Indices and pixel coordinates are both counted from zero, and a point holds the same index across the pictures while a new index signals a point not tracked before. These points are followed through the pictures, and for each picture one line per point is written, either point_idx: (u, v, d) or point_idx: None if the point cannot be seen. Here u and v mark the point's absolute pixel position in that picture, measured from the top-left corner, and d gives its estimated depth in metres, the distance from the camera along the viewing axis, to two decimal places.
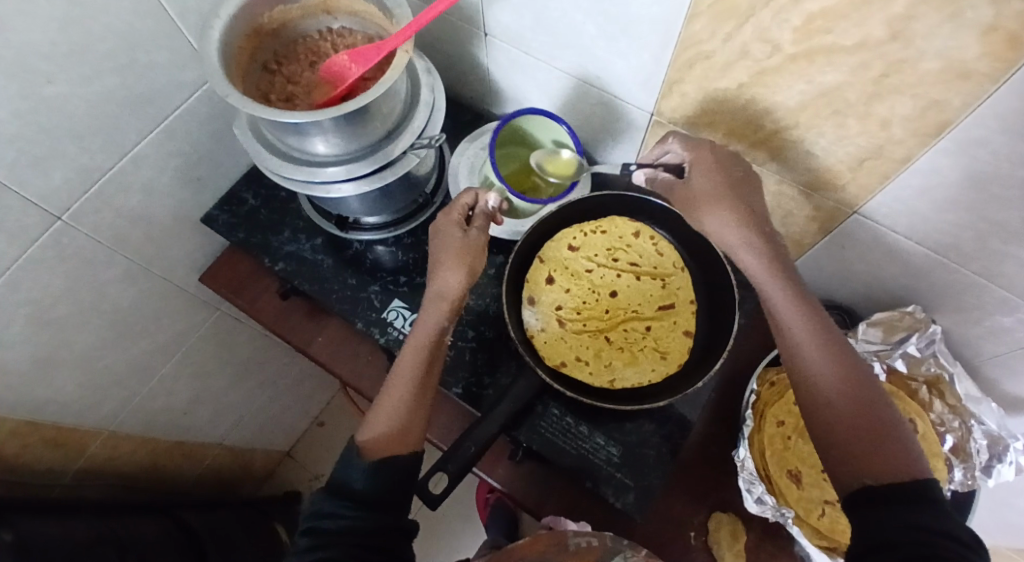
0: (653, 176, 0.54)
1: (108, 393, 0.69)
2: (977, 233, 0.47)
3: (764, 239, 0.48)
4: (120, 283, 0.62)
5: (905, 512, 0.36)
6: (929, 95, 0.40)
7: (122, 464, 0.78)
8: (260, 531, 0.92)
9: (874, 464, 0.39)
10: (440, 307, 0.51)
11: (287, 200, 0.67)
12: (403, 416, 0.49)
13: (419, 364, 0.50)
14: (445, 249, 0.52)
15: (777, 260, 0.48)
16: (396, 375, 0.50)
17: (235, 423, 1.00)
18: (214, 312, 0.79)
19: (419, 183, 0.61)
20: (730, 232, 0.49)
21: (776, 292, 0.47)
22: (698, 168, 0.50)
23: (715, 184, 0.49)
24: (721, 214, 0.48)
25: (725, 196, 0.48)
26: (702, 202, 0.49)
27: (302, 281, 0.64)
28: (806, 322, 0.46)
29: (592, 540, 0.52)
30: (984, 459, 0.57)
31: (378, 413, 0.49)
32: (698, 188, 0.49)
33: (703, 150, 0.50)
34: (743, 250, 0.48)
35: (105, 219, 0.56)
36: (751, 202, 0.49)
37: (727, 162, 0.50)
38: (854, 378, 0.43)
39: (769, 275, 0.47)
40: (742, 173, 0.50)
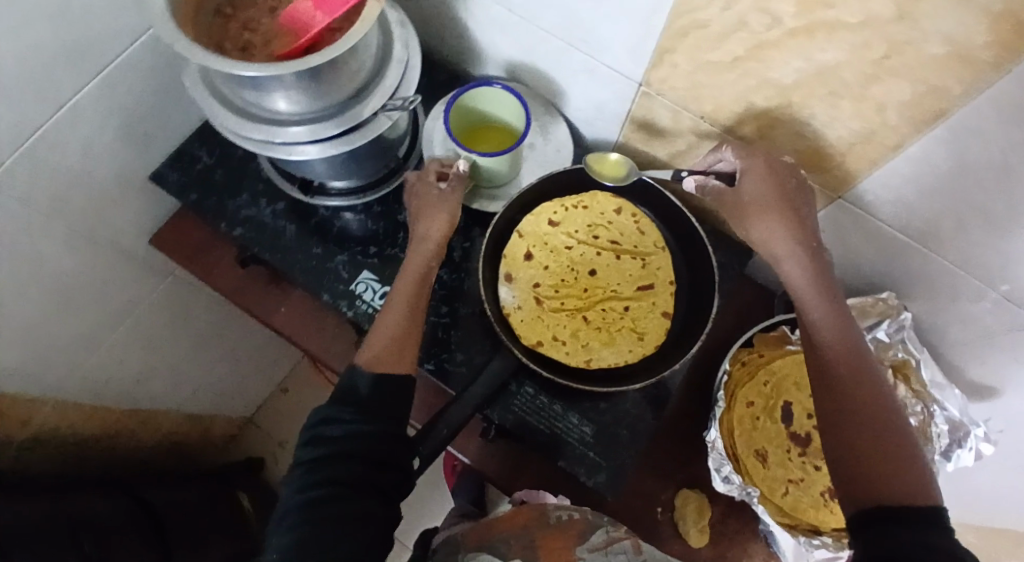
0: (704, 183, 0.53)
1: (53, 360, 0.68)
2: (961, 225, 0.46)
3: (811, 255, 0.49)
4: (62, 246, 0.60)
5: (918, 531, 0.35)
6: (930, 80, 0.38)
7: (72, 434, 0.78)
8: (220, 500, 0.97)
9: (891, 485, 0.38)
10: (427, 247, 0.53)
11: (244, 161, 0.65)
12: (398, 342, 0.49)
13: (415, 304, 0.51)
14: (423, 206, 0.54)
15: (824, 278, 0.48)
16: (388, 309, 0.51)
17: (195, 388, 1.02)
18: (167, 277, 0.79)
19: (390, 148, 0.59)
20: (778, 243, 0.49)
21: (817, 307, 0.47)
22: (752, 175, 0.49)
23: (767, 193, 0.49)
24: (770, 221, 0.49)
25: (772, 201, 0.49)
26: (750, 209, 0.50)
27: (264, 249, 0.62)
28: (841, 339, 0.46)
29: (573, 514, 0.52)
30: (946, 443, 0.58)
31: (376, 335, 0.49)
32: (745, 195, 0.50)
33: (756, 157, 0.49)
34: (788, 262, 0.49)
35: (42, 177, 0.53)
36: (804, 215, 0.49)
37: (782, 172, 0.49)
38: (883, 403, 0.42)
39: (810, 288, 0.48)
40: (796, 184, 0.49)
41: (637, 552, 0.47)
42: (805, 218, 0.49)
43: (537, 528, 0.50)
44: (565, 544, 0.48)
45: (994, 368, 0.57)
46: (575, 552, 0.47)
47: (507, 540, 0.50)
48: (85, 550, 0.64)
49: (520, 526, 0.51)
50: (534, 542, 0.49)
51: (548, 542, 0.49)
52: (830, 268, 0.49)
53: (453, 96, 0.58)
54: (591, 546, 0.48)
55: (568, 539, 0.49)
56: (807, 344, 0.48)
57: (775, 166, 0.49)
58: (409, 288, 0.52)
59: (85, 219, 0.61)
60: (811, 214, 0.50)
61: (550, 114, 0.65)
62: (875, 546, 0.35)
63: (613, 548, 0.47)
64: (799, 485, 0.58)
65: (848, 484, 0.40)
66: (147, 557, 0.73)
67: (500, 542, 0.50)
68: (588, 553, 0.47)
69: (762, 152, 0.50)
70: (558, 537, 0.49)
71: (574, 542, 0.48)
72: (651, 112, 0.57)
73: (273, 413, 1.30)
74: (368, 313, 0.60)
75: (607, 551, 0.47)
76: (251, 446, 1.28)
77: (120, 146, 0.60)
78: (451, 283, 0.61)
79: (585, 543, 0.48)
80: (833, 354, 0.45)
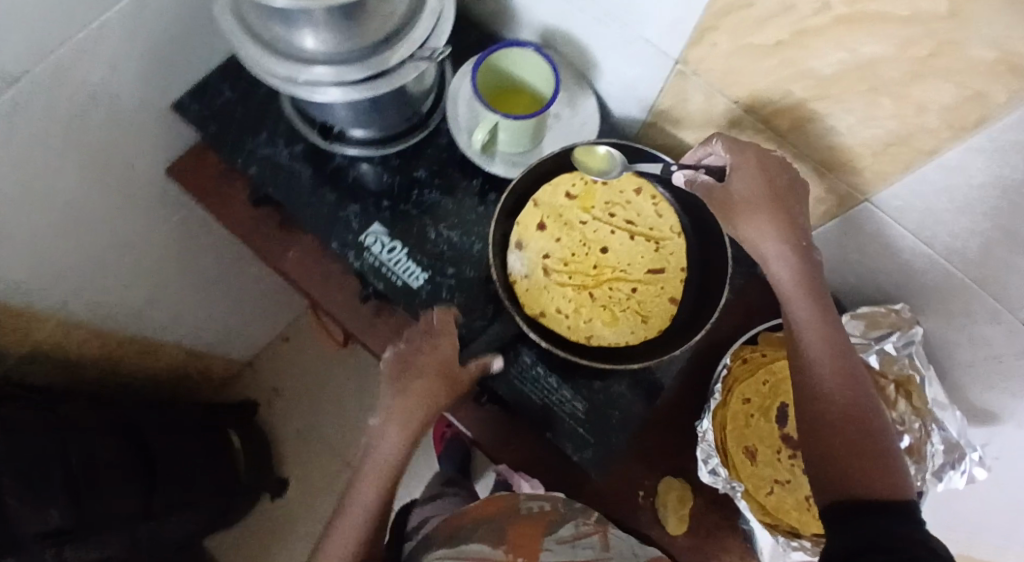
0: (693, 178, 0.52)
1: (60, 279, 0.69)
2: (987, 242, 0.45)
3: (799, 255, 0.47)
4: (79, 163, 0.60)
5: (903, 521, 0.36)
6: (974, 86, 0.36)
7: (70, 352, 0.79)
8: (213, 438, 0.99)
9: (864, 479, 0.40)
10: (399, 438, 0.53)
11: (266, 99, 0.64)
12: (357, 547, 0.52)
13: (374, 511, 0.53)
14: (401, 404, 0.53)
15: (808, 279, 0.47)
16: (356, 492, 0.53)
17: (198, 325, 1.03)
18: (180, 210, 0.79)
19: (413, 101, 0.58)
20: (766, 245, 0.48)
21: (802, 311, 0.47)
22: (741, 173, 0.48)
23: (759, 192, 0.47)
24: (762, 221, 0.47)
25: (763, 202, 0.47)
26: (742, 208, 0.48)
27: (277, 189, 0.61)
28: (825, 343, 0.45)
29: (544, 505, 0.55)
30: (939, 462, 0.57)
31: (335, 538, 0.53)
32: (736, 194, 0.48)
33: (747, 156, 0.48)
34: (775, 262, 0.48)
35: (65, 94, 0.53)
36: (796, 216, 0.48)
37: (773, 169, 0.48)
38: (859, 404, 0.43)
39: (795, 290, 0.47)
40: (788, 183, 0.48)
41: (603, 548, 0.52)
42: (796, 218, 0.48)
43: (507, 518, 0.54)
44: (534, 532, 0.52)
45: (998, 394, 0.56)
46: (542, 541, 0.51)
47: (477, 526, 0.54)
48: (71, 467, 0.66)
49: (489, 516, 0.55)
50: (503, 529, 0.53)
51: (516, 532, 0.53)
52: (818, 268, 0.48)
53: (483, 55, 0.56)
54: (559, 538, 0.52)
55: (537, 528, 0.53)
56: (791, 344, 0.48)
57: (766, 162, 0.48)
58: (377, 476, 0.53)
59: (103, 140, 0.61)
60: (803, 216, 0.48)
61: (580, 85, 0.64)
62: (862, 539, 0.36)
63: (581, 542, 0.52)
64: (785, 486, 0.57)
65: (827, 482, 0.42)
66: (135, 478, 0.74)
67: (471, 528, 0.54)
68: (557, 545, 0.51)
69: (752, 149, 0.48)
70: (527, 526, 0.53)
71: (544, 531, 0.52)
72: (683, 92, 0.56)
73: (272, 360, 1.32)
74: (374, 265, 0.59)
75: (574, 544, 0.51)
76: (246, 389, 1.30)
77: (144, 71, 0.60)
78: (460, 246, 0.60)
79: (554, 534, 0.52)
80: (814, 357, 0.45)
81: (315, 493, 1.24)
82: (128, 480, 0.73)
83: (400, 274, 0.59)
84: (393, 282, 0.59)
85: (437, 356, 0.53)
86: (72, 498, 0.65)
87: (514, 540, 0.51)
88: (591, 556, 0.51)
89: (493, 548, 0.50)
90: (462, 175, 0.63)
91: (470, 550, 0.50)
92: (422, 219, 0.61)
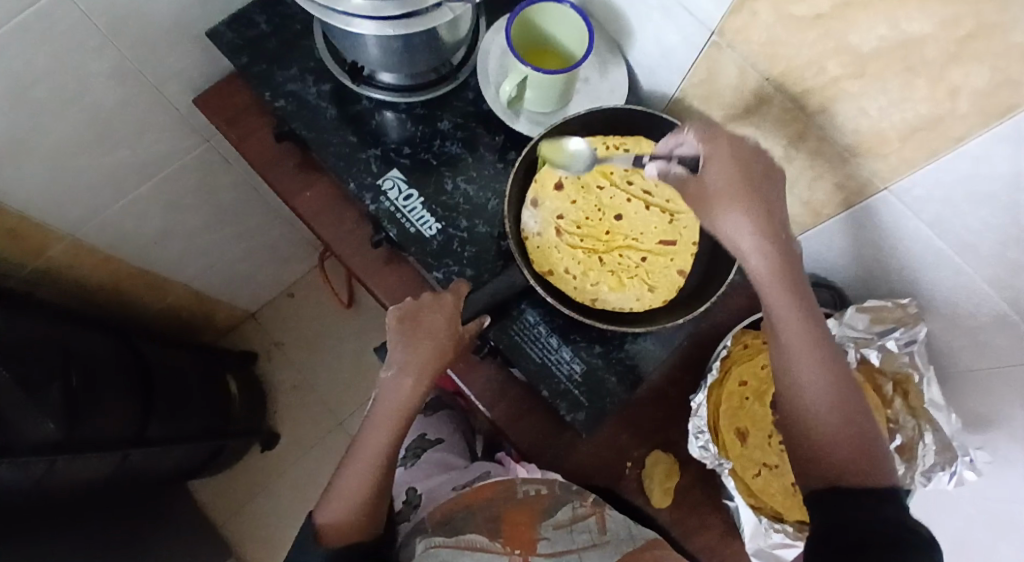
0: (666, 170, 0.49)
1: (79, 197, 0.70)
2: (1005, 239, 0.44)
3: (779, 250, 0.44)
4: (109, 78, 0.61)
5: (880, 505, 0.41)
6: (1009, 71, 0.36)
7: (81, 275, 0.80)
8: (212, 379, 1.00)
9: (850, 470, 0.43)
10: (402, 395, 0.49)
11: (300, 36, 0.65)
12: (362, 504, 0.50)
13: (377, 470, 0.50)
14: (410, 362, 0.49)
15: (787, 271, 0.44)
16: (361, 449, 0.50)
17: (207, 265, 1.04)
18: (203, 143, 0.80)
19: (444, 48, 0.58)
20: (745, 240, 0.44)
21: (782, 308, 0.44)
22: (716, 163, 0.44)
23: (735, 184, 0.43)
24: (741, 216, 0.44)
25: (740, 193, 0.43)
26: (720, 203, 0.44)
27: (301, 126, 0.62)
28: (806, 337, 0.44)
29: (540, 489, 0.56)
30: (930, 463, 0.56)
31: (337, 497, 0.50)
32: (710, 186, 0.44)
33: (720, 142, 0.45)
34: (753, 259, 0.44)
35: (105, 5, 0.54)
36: (773, 204, 0.44)
37: (745, 153, 0.44)
38: (842, 396, 0.44)
39: (775, 288, 0.44)
40: (761, 168, 0.44)
41: (601, 533, 0.53)
42: (773, 206, 0.44)
43: (501, 502, 0.56)
44: (529, 520, 0.55)
45: (995, 402, 0.55)
46: (540, 527, 0.54)
47: (473, 512, 0.56)
48: (71, 384, 0.67)
49: (485, 498, 0.57)
50: (498, 515, 0.55)
51: (511, 517, 0.55)
52: (796, 258, 0.45)
53: (519, 8, 0.57)
54: (556, 524, 0.54)
55: (533, 515, 0.55)
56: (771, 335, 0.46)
57: (739, 148, 0.44)
58: (383, 432, 0.50)
59: (136, 59, 0.62)
60: (778, 203, 0.44)
61: (612, 55, 0.65)
62: (832, 519, 0.42)
63: (578, 526, 0.54)
64: (772, 470, 0.58)
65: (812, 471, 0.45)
66: (131, 400, 0.76)
67: (464, 515, 0.55)
68: (552, 531, 0.54)
69: (726, 135, 0.45)
70: (523, 512, 0.55)
71: (540, 518, 0.54)
72: (716, 64, 0.55)
73: (276, 312, 1.33)
74: (389, 211, 0.59)
75: (571, 529, 0.54)
76: (247, 339, 1.31)
77: None
78: (475, 200, 0.61)
79: (551, 519, 0.54)
80: (795, 355, 0.45)
81: (306, 447, 1.25)
82: (123, 405, 0.74)
83: (414, 222, 0.59)
84: (406, 229, 0.59)
85: (440, 311, 0.50)
86: (68, 413, 0.65)
87: (511, 529, 0.54)
88: (587, 541, 0.53)
89: (492, 539, 0.53)
90: (484, 131, 0.63)
91: (470, 541, 0.53)
92: (440, 170, 0.62)
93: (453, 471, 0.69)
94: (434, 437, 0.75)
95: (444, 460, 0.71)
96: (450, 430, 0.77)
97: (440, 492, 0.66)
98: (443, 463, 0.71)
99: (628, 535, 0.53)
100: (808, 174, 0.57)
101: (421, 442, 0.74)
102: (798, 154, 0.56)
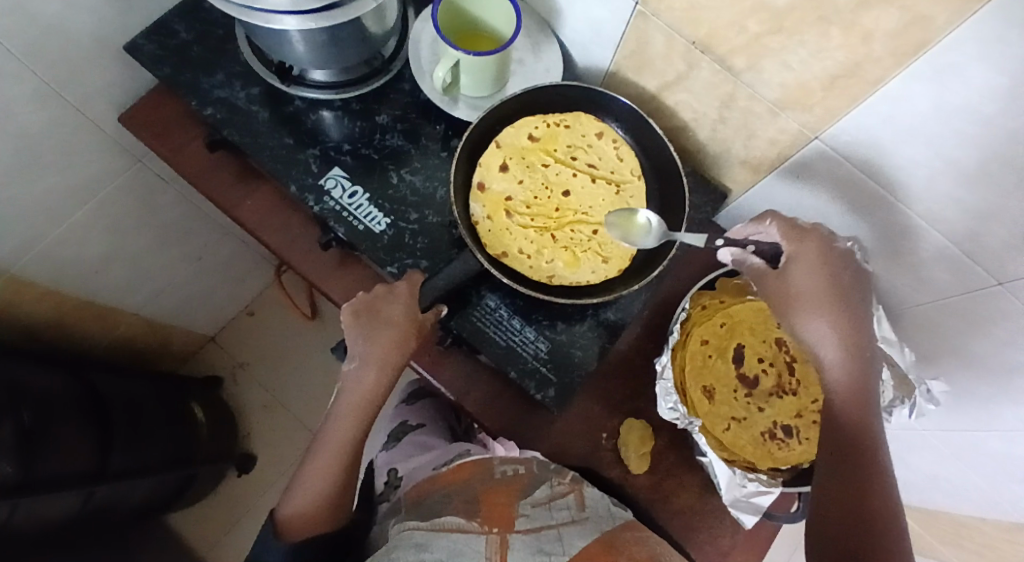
0: (742, 258, 0.48)
1: (10, 231, 0.66)
2: (929, 172, 0.46)
3: (862, 361, 0.44)
4: (27, 104, 0.58)
5: None
6: (917, 9, 0.37)
7: (23, 314, 0.76)
8: (176, 407, 0.97)
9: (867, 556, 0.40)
10: (363, 389, 0.49)
11: (224, 41, 0.63)
12: (323, 500, 0.49)
13: (343, 466, 0.49)
14: (371, 353, 0.49)
15: (864, 386, 0.44)
16: (323, 445, 0.49)
17: (156, 292, 1.00)
18: (135, 163, 0.77)
19: (372, 39, 0.57)
20: (827, 347, 0.45)
21: (848, 405, 0.44)
22: (800, 265, 0.45)
23: (822, 290, 0.45)
24: (823, 321, 0.44)
25: (827, 303, 0.44)
26: (805, 305, 0.45)
27: (234, 132, 0.60)
28: (864, 437, 0.43)
29: (518, 469, 0.55)
30: (889, 397, 0.58)
31: (298, 489, 0.49)
32: (796, 290, 0.45)
33: (809, 246, 0.45)
34: (833, 363, 0.45)
35: (12, 24, 0.51)
36: (859, 316, 0.45)
37: (836, 263, 0.45)
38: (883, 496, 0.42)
39: (848, 390, 0.44)
40: (851, 277, 0.45)
41: (579, 510, 0.52)
42: (858, 314, 0.45)
43: (479, 483, 0.54)
44: (508, 498, 0.52)
45: (942, 334, 0.58)
46: (517, 506, 0.51)
47: (449, 495, 0.53)
48: (24, 420, 0.64)
49: (463, 481, 0.55)
50: (475, 498, 0.52)
51: (488, 497, 0.52)
52: (879, 376, 0.45)
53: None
54: (535, 501, 0.52)
55: (510, 495, 0.52)
56: (830, 428, 0.45)
57: (829, 259, 0.45)
58: (346, 428, 0.49)
59: (53, 81, 0.59)
60: (866, 315, 0.45)
61: (543, 33, 0.65)
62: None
63: (557, 503, 0.52)
64: (741, 423, 0.59)
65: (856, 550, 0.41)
66: (89, 438, 0.72)
67: (440, 497, 0.53)
68: (532, 509, 0.51)
69: (815, 234, 0.46)
70: (502, 492, 0.53)
71: (519, 496, 0.52)
72: (644, 33, 0.56)
73: (237, 334, 1.29)
74: (335, 210, 0.58)
75: (550, 506, 0.52)
76: (209, 364, 1.27)
77: (93, 5, 0.57)
78: (423, 191, 0.60)
79: (529, 498, 0.52)
80: (857, 451, 0.43)
81: (283, 468, 1.22)
82: (81, 440, 0.71)
83: (362, 219, 0.58)
84: (355, 227, 0.58)
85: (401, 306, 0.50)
86: (22, 449, 0.62)
87: (489, 510, 0.51)
88: (566, 517, 0.51)
89: (467, 520, 0.50)
90: (425, 121, 0.63)
91: (447, 523, 0.49)
92: (384, 164, 0.61)
93: (433, 450, 0.67)
94: (416, 422, 0.75)
95: (423, 441, 0.70)
96: (431, 415, 0.77)
97: (420, 472, 0.63)
98: (423, 445, 0.69)
99: (607, 513, 0.52)
100: (744, 133, 0.58)
101: (403, 427, 0.74)
102: (732, 114, 0.57)
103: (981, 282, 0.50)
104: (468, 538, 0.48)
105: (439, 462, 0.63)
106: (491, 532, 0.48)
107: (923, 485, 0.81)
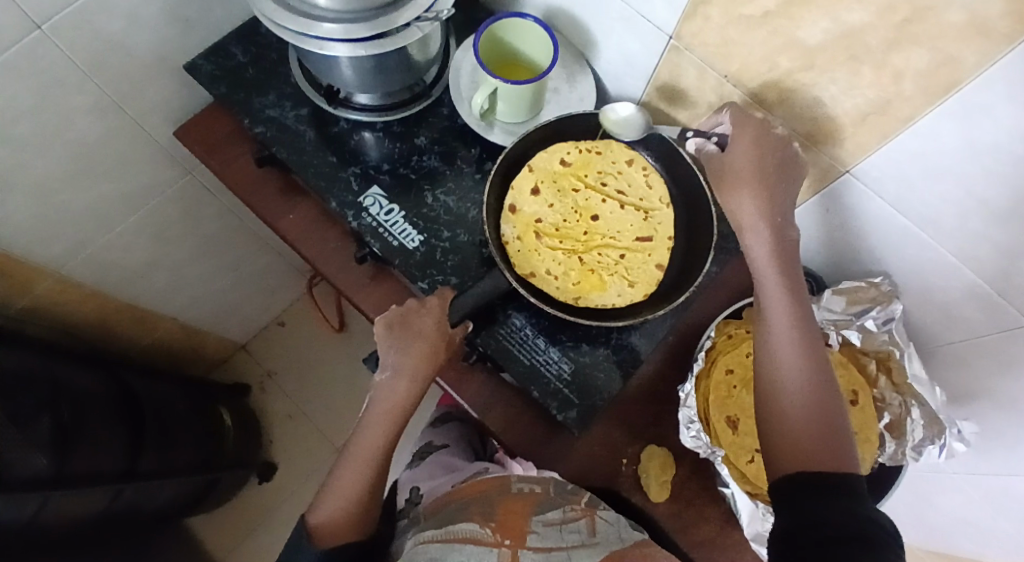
0: (703, 147, 0.52)
1: (62, 232, 0.70)
2: (961, 211, 0.46)
3: (780, 238, 0.48)
4: (91, 114, 0.63)
5: (842, 502, 0.37)
6: (947, 49, 0.38)
7: (69, 311, 0.80)
8: (204, 412, 1.00)
9: (804, 448, 0.41)
10: (396, 397, 0.51)
11: (277, 64, 0.67)
12: (352, 508, 0.49)
13: (372, 473, 0.50)
14: (402, 362, 0.50)
15: (787, 260, 0.47)
16: (355, 452, 0.51)
17: (192, 298, 1.04)
18: (185, 175, 0.81)
19: (416, 67, 0.60)
20: (750, 222, 0.48)
21: (772, 282, 0.47)
22: (738, 143, 0.49)
23: (753, 165, 0.48)
24: (749, 198, 0.48)
25: (754, 179, 0.48)
26: (731, 181, 0.49)
27: (282, 149, 0.63)
28: (791, 317, 0.46)
29: (534, 487, 0.55)
30: (919, 437, 0.56)
31: (328, 496, 0.50)
32: (731, 167, 0.49)
33: (746, 129, 0.50)
34: (756, 244, 0.48)
35: (85, 39, 0.56)
36: (780, 191, 0.48)
37: (768, 145, 0.49)
38: (816, 380, 0.43)
39: (771, 264, 0.47)
40: (780, 161, 0.48)
41: (590, 535, 0.50)
42: (780, 195, 0.48)
43: (496, 495, 0.55)
44: (522, 510, 0.52)
45: (973, 374, 0.57)
46: (530, 521, 0.51)
47: (468, 504, 0.54)
48: (61, 416, 0.67)
49: (480, 493, 0.56)
50: (492, 507, 0.53)
51: (504, 504, 0.53)
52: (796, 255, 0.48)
53: (484, 24, 0.59)
54: (546, 520, 0.51)
55: (526, 506, 0.53)
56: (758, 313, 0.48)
57: (762, 140, 0.49)
58: (378, 430, 0.50)
59: (116, 94, 0.64)
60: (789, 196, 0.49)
61: (579, 64, 0.67)
62: (802, 515, 0.38)
63: (568, 526, 0.51)
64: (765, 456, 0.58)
65: (781, 452, 0.42)
66: (120, 436, 0.75)
67: (458, 506, 0.54)
68: (544, 527, 0.51)
69: (752, 122, 0.50)
70: (519, 502, 0.53)
71: (531, 512, 0.52)
72: (677, 67, 0.58)
73: (267, 343, 1.32)
74: (372, 226, 0.61)
75: (561, 527, 0.51)
76: (238, 371, 1.30)
77: (161, 28, 0.62)
78: (456, 211, 0.62)
79: (541, 516, 0.52)
80: (782, 329, 0.45)
81: (302, 480, 1.23)
82: (113, 438, 0.74)
83: (396, 235, 0.60)
84: (389, 243, 0.60)
85: (427, 311, 0.51)
86: (58, 444, 0.65)
87: (503, 518, 0.51)
88: (577, 541, 0.50)
89: (482, 527, 0.50)
90: (461, 144, 0.65)
91: (460, 533, 0.49)
92: (420, 185, 0.63)
93: (456, 470, 0.68)
94: (441, 442, 0.76)
95: (448, 461, 0.71)
96: (457, 436, 0.77)
97: (440, 488, 0.65)
98: (447, 464, 0.70)
99: (616, 538, 0.51)
100: None
101: (429, 447, 0.76)
102: None
103: (1014, 322, 0.49)
104: (480, 551, 0.47)
105: (458, 480, 0.65)
106: (502, 545, 0.48)
107: (958, 536, 0.78)
